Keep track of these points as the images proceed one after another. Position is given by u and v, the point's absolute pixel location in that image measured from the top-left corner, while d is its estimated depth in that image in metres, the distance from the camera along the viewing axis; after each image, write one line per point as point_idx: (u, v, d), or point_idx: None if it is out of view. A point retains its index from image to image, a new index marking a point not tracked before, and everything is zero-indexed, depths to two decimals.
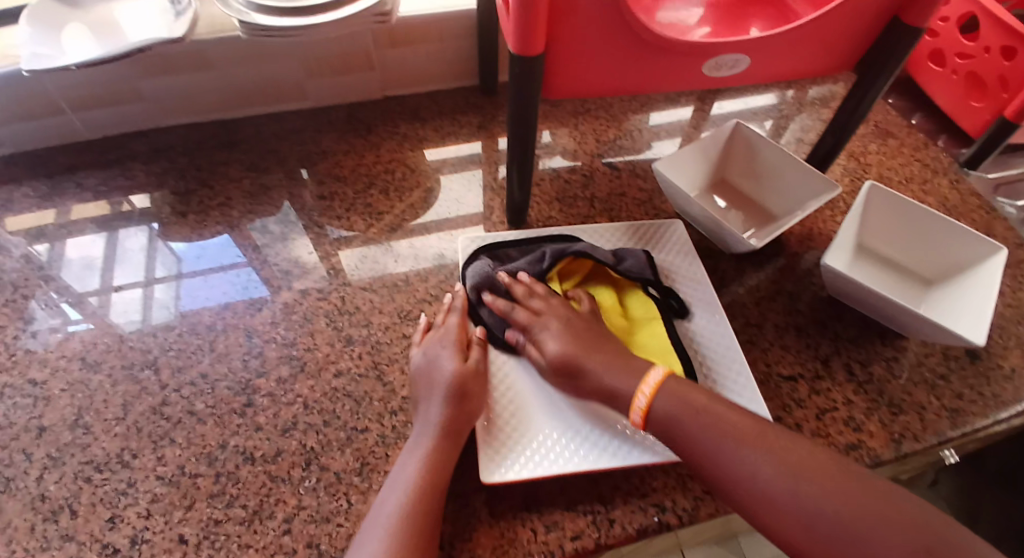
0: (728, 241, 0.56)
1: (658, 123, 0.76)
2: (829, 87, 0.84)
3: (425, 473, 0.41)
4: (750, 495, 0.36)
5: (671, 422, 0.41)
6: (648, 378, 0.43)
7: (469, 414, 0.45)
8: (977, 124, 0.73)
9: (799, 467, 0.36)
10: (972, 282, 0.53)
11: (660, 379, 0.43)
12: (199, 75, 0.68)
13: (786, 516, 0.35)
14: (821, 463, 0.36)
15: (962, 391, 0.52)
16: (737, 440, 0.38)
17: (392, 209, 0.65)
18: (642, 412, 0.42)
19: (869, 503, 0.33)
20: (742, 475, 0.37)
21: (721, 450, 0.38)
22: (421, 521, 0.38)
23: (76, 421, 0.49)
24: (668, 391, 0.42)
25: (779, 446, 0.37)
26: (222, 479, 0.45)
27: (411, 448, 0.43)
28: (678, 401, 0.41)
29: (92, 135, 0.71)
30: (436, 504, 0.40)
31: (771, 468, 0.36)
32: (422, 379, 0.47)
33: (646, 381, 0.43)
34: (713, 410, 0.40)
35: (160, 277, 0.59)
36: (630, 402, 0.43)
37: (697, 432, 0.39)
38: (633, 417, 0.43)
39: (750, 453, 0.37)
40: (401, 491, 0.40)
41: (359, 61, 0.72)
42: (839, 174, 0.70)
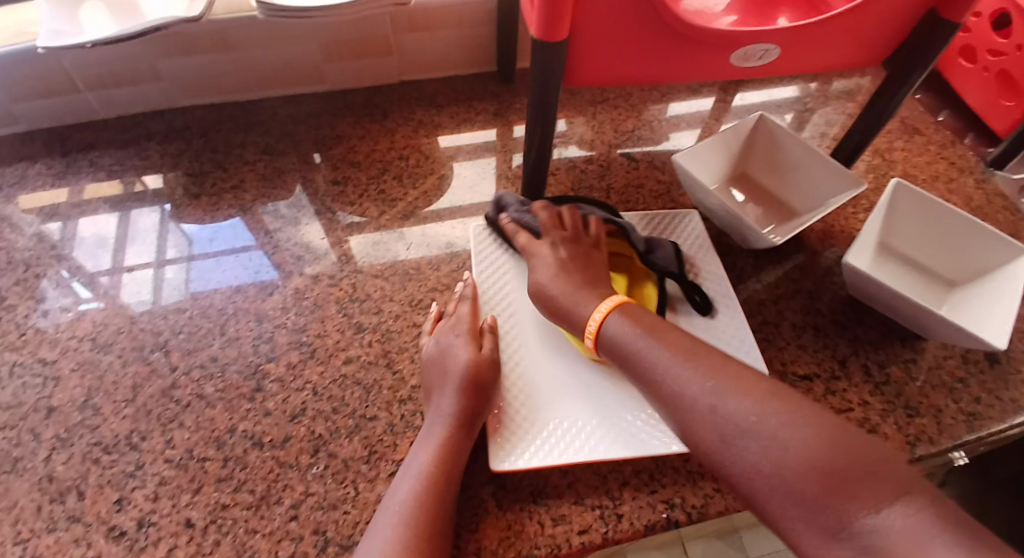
0: (746, 234, 0.55)
1: (678, 114, 0.74)
2: (855, 81, 0.81)
3: (435, 464, 0.41)
4: (680, 404, 0.35)
5: (621, 340, 0.41)
6: (602, 303, 0.45)
7: (481, 405, 0.44)
8: (1008, 124, 0.71)
9: (741, 385, 0.34)
10: (998, 285, 0.52)
11: (610, 308, 0.44)
12: (214, 55, 0.67)
13: (706, 422, 0.34)
14: (759, 382, 0.35)
15: (981, 396, 0.51)
16: (682, 356, 0.37)
17: (406, 196, 0.64)
18: (592, 338, 0.44)
19: (790, 417, 0.32)
20: (673, 382, 0.36)
21: (659, 361, 0.38)
22: (431, 513, 0.38)
23: (86, 402, 0.49)
24: (621, 314, 0.43)
25: (723, 364, 0.36)
26: (231, 463, 0.45)
27: (422, 438, 0.43)
28: (629, 322, 0.42)
29: (105, 114, 0.71)
30: (446, 496, 0.40)
31: (703, 379, 0.35)
32: (434, 367, 0.47)
33: (596, 311, 0.44)
34: (663, 337, 0.40)
35: (170, 258, 0.58)
36: (583, 328, 0.45)
37: (643, 346, 0.40)
38: (584, 341, 0.44)
39: (690, 366, 0.37)
40: (411, 482, 0.40)
41: (376, 45, 0.70)
42: (863, 170, 0.68)
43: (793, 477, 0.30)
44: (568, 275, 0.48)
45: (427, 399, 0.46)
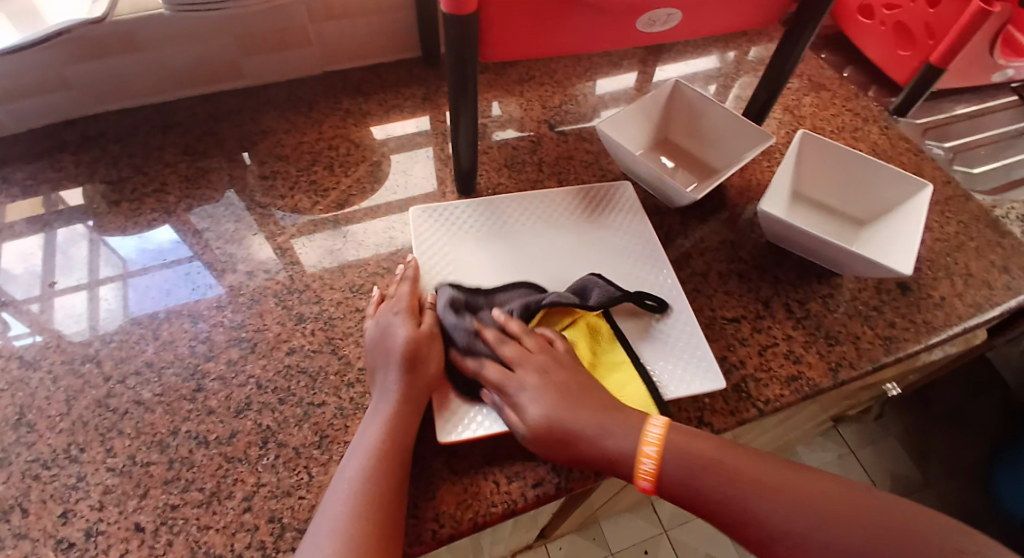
0: (670, 194, 0.58)
1: (604, 89, 0.76)
2: (765, 45, 0.86)
3: (385, 437, 0.41)
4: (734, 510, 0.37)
5: (652, 468, 0.40)
6: (644, 432, 0.41)
7: (427, 378, 0.45)
8: (906, 72, 0.76)
9: (776, 486, 0.37)
10: (901, 220, 0.56)
11: (663, 427, 0.41)
12: (125, 59, 0.65)
13: (765, 526, 0.36)
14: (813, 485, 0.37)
15: (894, 320, 0.55)
16: (720, 470, 0.38)
17: (339, 186, 0.64)
18: (649, 478, 0.40)
19: (840, 515, 0.35)
20: (725, 495, 0.38)
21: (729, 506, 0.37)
22: (383, 484, 0.39)
23: (18, 421, 0.47)
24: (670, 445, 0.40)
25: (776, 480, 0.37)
26: (177, 464, 0.44)
27: (370, 414, 0.43)
28: (685, 460, 0.39)
29: (13, 129, 0.67)
30: (398, 467, 0.40)
31: (732, 476, 0.38)
32: (378, 347, 0.47)
33: (646, 436, 0.41)
34: (694, 452, 0.40)
35: (104, 278, 0.56)
36: (634, 468, 0.40)
37: (707, 487, 0.38)
38: (641, 464, 0.40)
39: (735, 478, 0.38)
40: (360, 457, 0.40)
41: (295, 37, 0.70)
42: (776, 127, 0.72)
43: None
44: (585, 399, 0.43)
45: (372, 380, 0.46)
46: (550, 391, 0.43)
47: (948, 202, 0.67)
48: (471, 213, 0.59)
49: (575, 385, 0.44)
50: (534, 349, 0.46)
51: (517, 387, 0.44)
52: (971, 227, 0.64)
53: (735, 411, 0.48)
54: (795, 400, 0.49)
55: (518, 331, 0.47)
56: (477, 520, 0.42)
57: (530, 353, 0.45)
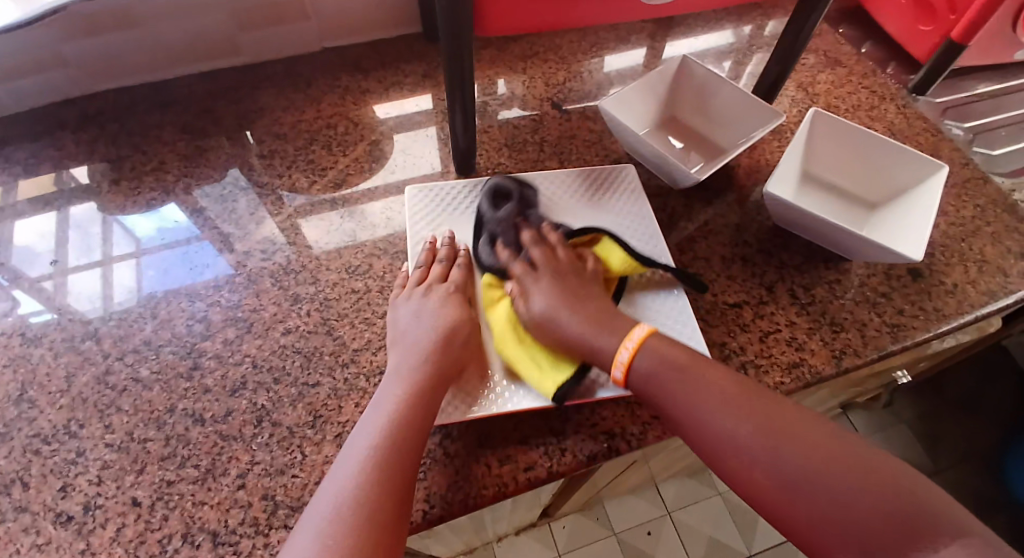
0: (674, 175, 0.56)
1: (612, 66, 0.74)
2: (780, 19, 0.82)
3: (406, 405, 0.40)
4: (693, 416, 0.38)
5: (649, 376, 0.40)
6: (630, 334, 0.43)
7: (455, 351, 0.44)
8: (927, 49, 0.73)
9: (747, 410, 0.36)
10: (915, 203, 0.54)
11: (645, 334, 0.42)
12: (122, 34, 0.64)
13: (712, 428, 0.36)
14: (785, 412, 0.36)
15: (904, 307, 0.54)
16: (679, 372, 0.39)
17: (337, 164, 0.63)
18: (624, 366, 0.41)
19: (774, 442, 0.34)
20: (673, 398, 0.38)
21: (740, 434, 0.35)
22: (400, 452, 0.37)
23: (20, 396, 0.47)
24: (648, 352, 0.41)
25: (759, 405, 0.36)
26: (173, 442, 0.45)
27: (391, 381, 0.42)
28: (660, 361, 0.40)
29: (15, 106, 0.67)
30: (417, 436, 0.39)
31: (696, 387, 0.38)
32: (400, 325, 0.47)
33: (629, 337, 0.42)
34: (672, 360, 0.40)
35: (118, 255, 0.56)
36: (611, 358, 0.42)
37: (669, 389, 0.39)
38: (613, 372, 0.42)
39: (693, 388, 0.38)
40: (378, 422, 0.39)
41: (291, 10, 0.68)
42: (788, 105, 0.69)
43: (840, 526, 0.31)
44: (574, 309, 0.45)
45: (393, 359, 0.44)
46: (560, 290, 0.47)
47: (966, 184, 0.64)
48: (472, 195, 0.58)
49: (583, 284, 0.48)
50: (562, 260, 0.49)
51: (535, 287, 0.47)
52: (989, 210, 0.62)
53: None
54: (797, 388, 0.48)
55: (553, 240, 0.51)
56: (468, 501, 0.42)
57: (546, 261, 0.49)
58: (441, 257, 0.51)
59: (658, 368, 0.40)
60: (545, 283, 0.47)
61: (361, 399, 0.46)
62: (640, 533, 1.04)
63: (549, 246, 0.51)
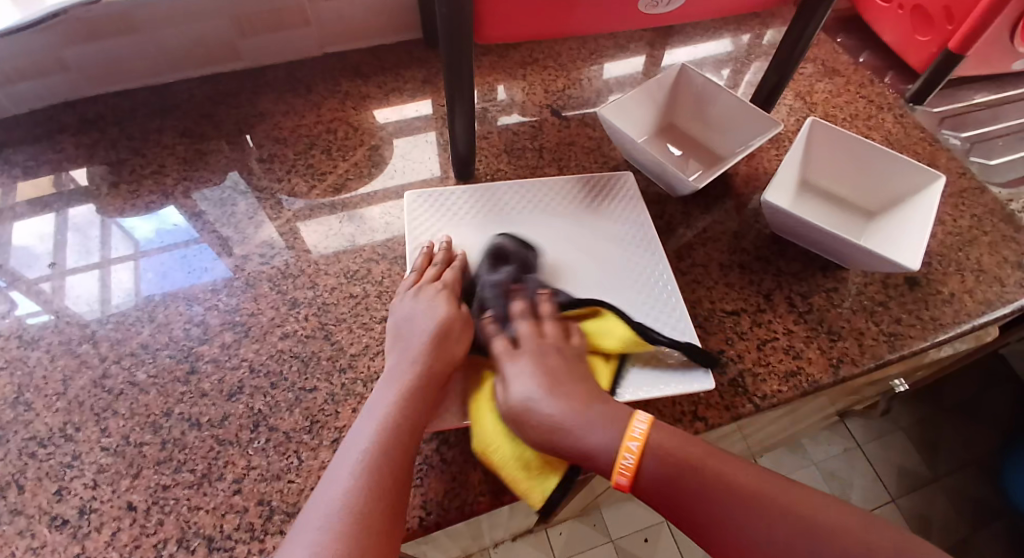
0: (672, 182, 0.57)
1: (611, 73, 0.75)
2: (778, 28, 0.83)
3: (399, 411, 0.40)
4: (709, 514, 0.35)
5: (660, 480, 0.36)
6: (630, 428, 0.38)
7: (452, 353, 0.44)
8: (923, 58, 0.73)
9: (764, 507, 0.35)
10: (912, 212, 0.54)
11: (647, 428, 0.38)
12: (123, 38, 0.65)
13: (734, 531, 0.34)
14: (795, 514, 0.34)
15: (901, 316, 0.54)
16: (689, 470, 0.36)
17: (336, 169, 0.63)
18: (628, 473, 0.37)
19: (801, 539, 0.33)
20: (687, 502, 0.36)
21: (760, 547, 0.34)
22: (393, 460, 0.37)
23: (17, 399, 0.47)
24: (654, 452, 0.37)
25: (772, 508, 0.35)
26: (169, 446, 0.44)
27: (385, 385, 0.42)
28: (662, 473, 0.36)
29: (16, 108, 0.67)
30: (409, 443, 0.39)
31: (712, 489, 0.35)
32: (400, 324, 0.46)
33: (630, 434, 0.38)
34: (682, 455, 0.37)
35: (117, 257, 0.56)
36: (610, 462, 0.37)
37: (677, 503, 0.36)
38: (617, 479, 0.37)
39: (707, 488, 0.36)
40: (371, 428, 0.39)
41: (292, 16, 0.69)
42: (786, 114, 0.70)
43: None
44: (563, 393, 0.41)
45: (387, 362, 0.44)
46: (541, 372, 0.42)
47: (962, 194, 0.65)
48: (470, 200, 0.58)
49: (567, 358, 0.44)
50: (552, 338, 0.44)
51: (513, 368, 0.42)
52: (986, 220, 0.62)
53: (731, 406, 0.47)
54: (794, 396, 0.48)
55: (546, 313, 0.46)
56: (464, 508, 0.42)
57: (533, 337, 0.44)
58: (438, 259, 0.51)
59: (670, 470, 0.36)
60: (531, 364, 0.42)
61: (358, 405, 0.46)
62: (638, 540, 1.04)
63: (535, 318, 0.46)
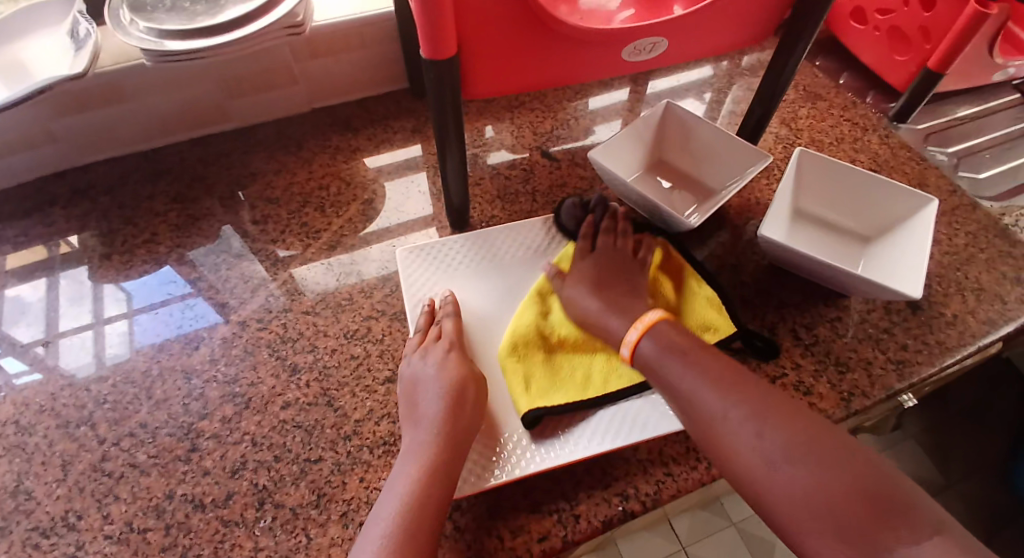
0: (667, 221, 0.57)
1: (595, 108, 0.75)
2: (759, 54, 0.85)
3: (419, 485, 0.39)
4: (689, 394, 0.39)
5: (655, 355, 0.42)
6: (642, 319, 0.45)
7: (467, 419, 0.43)
8: (904, 77, 0.74)
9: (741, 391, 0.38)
10: (907, 236, 0.55)
11: (658, 317, 0.45)
12: (112, 108, 0.65)
13: (703, 396, 0.38)
14: (805, 420, 0.36)
15: (906, 342, 0.53)
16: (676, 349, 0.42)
17: (330, 226, 0.63)
18: (631, 346, 0.44)
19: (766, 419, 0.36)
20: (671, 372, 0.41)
21: (686, 383, 0.40)
22: (416, 534, 0.36)
23: (14, 489, 0.46)
24: (657, 333, 0.43)
25: (704, 364, 0.40)
26: (174, 530, 0.43)
27: (406, 458, 0.41)
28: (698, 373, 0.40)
29: (6, 181, 0.67)
30: (431, 517, 0.37)
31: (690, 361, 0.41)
32: (409, 391, 0.46)
33: (642, 318, 0.45)
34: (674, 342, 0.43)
35: (103, 320, 0.56)
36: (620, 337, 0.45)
37: (681, 371, 0.40)
38: (623, 351, 0.45)
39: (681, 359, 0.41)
40: (391, 506, 0.38)
41: (279, 76, 0.69)
42: (773, 141, 0.71)
43: (813, 508, 0.31)
44: (602, 291, 0.49)
45: (406, 433, 0.44)
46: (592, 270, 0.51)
47: (954, 212, 0.65)
48: (463, 248, 0.58)
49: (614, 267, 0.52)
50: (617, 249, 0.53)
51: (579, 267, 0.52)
52: (980, 237, 0.62)
53: None
54: None
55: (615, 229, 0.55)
56: None
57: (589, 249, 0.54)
58: (445, 314, 0.51)
59: (664, 340, 0.43)
60: (587, 263, 0.52)
61: (365, 474, 0.45)
62: None
63: (611, 233, 0.55)
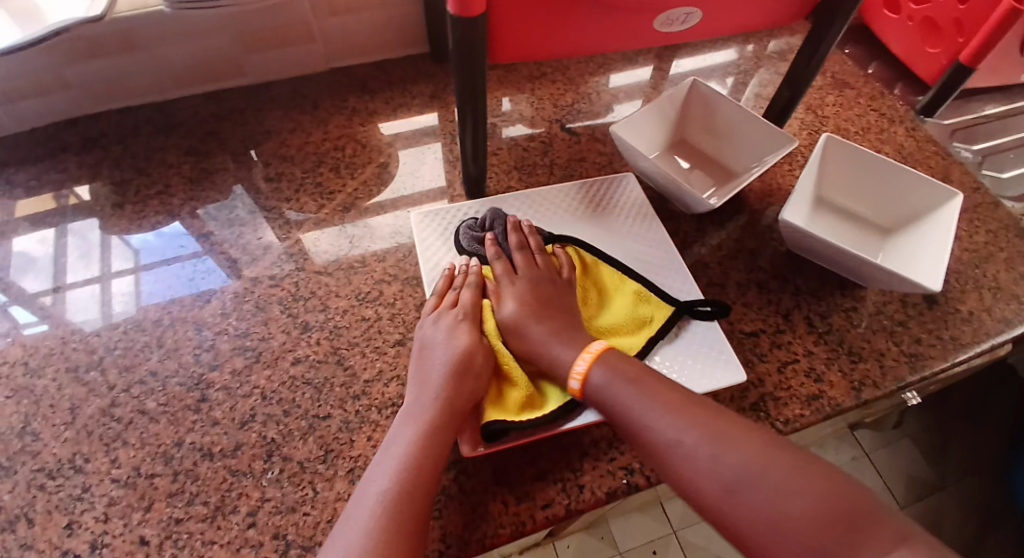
0: (687, 201, 0.56)
1: (618, 85, 0.74)
2: (787, 39, 0.83)
3: (424, 443, 0.39)
4: (637, 417, 0.38)
5: (603, 382, 0.41)
6: (588, 348, 0.43)
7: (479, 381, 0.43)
8: (934, 70, 0.73)
9: (686, 410, 0.37)
10: (929, 229, 0.54)
11: (603, 348, 0.43)
12: (127, 55, 0.64)
13: (652, 418, 0.38)
14: (750, 435, 0.36)
15: (920, 335, 0.53)
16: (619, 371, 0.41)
17: (345, 188, 0.62)
18: (581, 378, 0.42)
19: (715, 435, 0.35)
20: (617, 394, 0.40)
21: (632, 402, 0.39)
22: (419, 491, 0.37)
23: (23, 429, 0.46)
24: (606, 363, 0.42)
25: (650, 384, 0.40)
26: (182, 477, 0.44)
27: (412, 414, 0.41)
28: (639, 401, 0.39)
29: (19, 126, 0.66)
30: (434, 475, 0.38)
31: (636, 382, 0.40)
32: (421, 351, 0.46)
33: (587, 349, 0.43)
34: (622, 368, 0.41)
35: (115, 271, 0.56)
36: (569, 369, 0.43)
37: (631, 399, 0.39)
38: (572, 384, 0.42)
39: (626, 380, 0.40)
40: (395, 460, 0.38)
41: (299, 32, 0.68)
42: (798, 127, 0.70)
43: (770, 525, 0.32)
44: (545, 318, 0.46)
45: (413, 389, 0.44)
46: (529, 297, 0.48)
47: (977, 209, 0.64)
48: (478, 215, 0.57)
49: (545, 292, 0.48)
50: (540, 266, 0.50)
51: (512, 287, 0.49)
52: (1001, 236, 0.62)
53: None
54: (816, 420, 0.47)
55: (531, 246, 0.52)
56: (484, 541, 0.41)
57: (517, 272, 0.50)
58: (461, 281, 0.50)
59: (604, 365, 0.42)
60: (520, 286, 0.48)
61: (373, 433, 0.46)
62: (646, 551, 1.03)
63: (524, 250, 0.51)
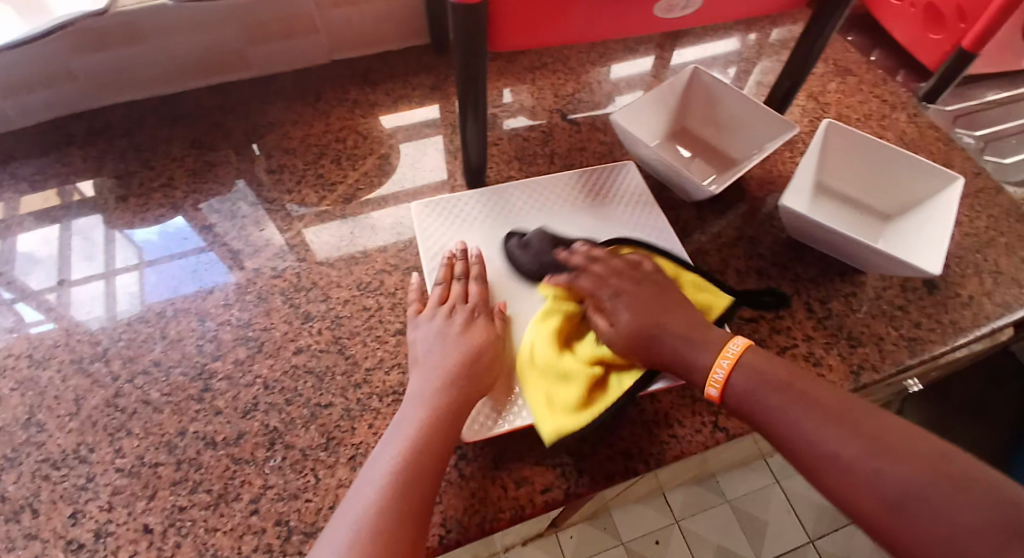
0: (687, 188, 0.56)
1: (619, 75, 0.74)
2: (788, 27, 0.82)
3: (429, 424, 0.39)
4: (780, 421, 0.36)
5: (738, 386, 0.39)
6: (725, 349, 0.40)
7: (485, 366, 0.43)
8: (936, 56, 0.72)
9: (835, 417, 0.35)
10: (929, 214, 0.54)
11: (742, 349, 0.40)
12: (129, 49, 0.64)
13: (797, 425, 0.36)
14: (911, 444, 0.33)
15: (920, 320, 0.53)
16: (758, 374, 0.39)
17: (346, 179, 0.63)
18: (719, 385, 0.39)
19: (871, 447, 0.33)
20: (754, 396, 0.38)
21: (774, 406, 0.37)
22: (421, 470, 0.37)
23: (29, 420, 0.47)
24: (746, 369, 0.39)
25: (792, 389, 0.37)
26: (185, 466, 0.44)
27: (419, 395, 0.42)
28: (757, 377, 0.38)
29: (22, 122, 0.67)
30: (438, 456, 0.38)
31: (776, 385, 0.38)
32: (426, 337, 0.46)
33: (724, 351, 0.40)
34: (763, 369, 0.39)
35: (121, 264, 0.56)
36: (704, 375, 0.40)
37: (771, 405, 0.37)
38: (709, 390, 0.40)
39: (766, 384, 0.38)
40: (400, 440, 0.39)
41: (300, 25, 0.68)
42: (799, 115, 0.69)
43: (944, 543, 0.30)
44: (657, 321, 0.43)
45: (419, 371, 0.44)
46: (638, 301, 0.44)
47: (978, 195, 0.64)
48: (478, 206, 0.57)
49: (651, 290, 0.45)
50: (626, 270, 0.47)
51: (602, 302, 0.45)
52: (1003, 221, 0.61)
53: None
54: None
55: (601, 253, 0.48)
56: (485, 525, 0.42)
57: (608, 274, 0.46)
58: (461, 272, 0.50)
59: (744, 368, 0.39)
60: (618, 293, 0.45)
61: (374, 420, 0.46)
62: (649, 542, 1.02)
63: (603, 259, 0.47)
